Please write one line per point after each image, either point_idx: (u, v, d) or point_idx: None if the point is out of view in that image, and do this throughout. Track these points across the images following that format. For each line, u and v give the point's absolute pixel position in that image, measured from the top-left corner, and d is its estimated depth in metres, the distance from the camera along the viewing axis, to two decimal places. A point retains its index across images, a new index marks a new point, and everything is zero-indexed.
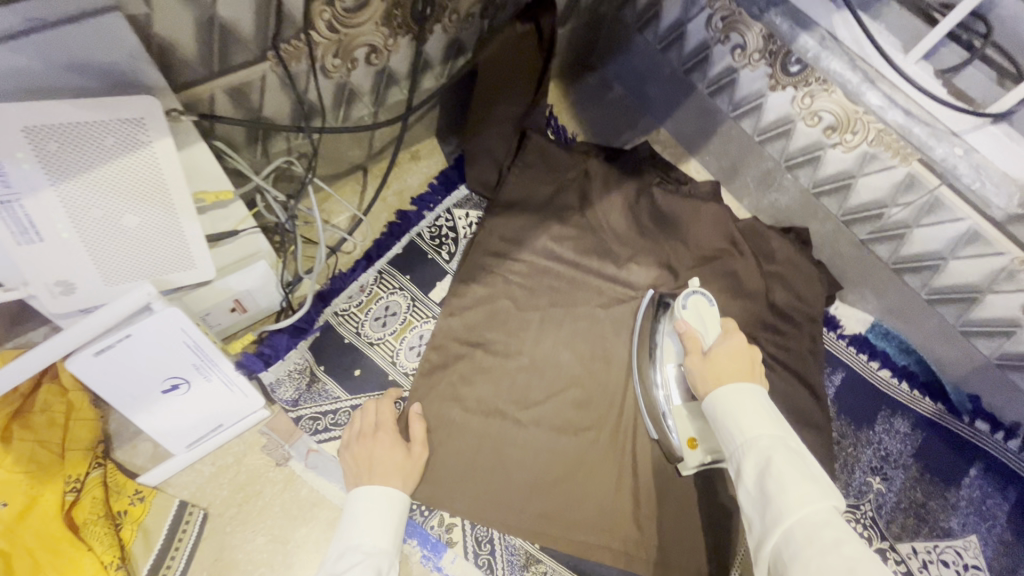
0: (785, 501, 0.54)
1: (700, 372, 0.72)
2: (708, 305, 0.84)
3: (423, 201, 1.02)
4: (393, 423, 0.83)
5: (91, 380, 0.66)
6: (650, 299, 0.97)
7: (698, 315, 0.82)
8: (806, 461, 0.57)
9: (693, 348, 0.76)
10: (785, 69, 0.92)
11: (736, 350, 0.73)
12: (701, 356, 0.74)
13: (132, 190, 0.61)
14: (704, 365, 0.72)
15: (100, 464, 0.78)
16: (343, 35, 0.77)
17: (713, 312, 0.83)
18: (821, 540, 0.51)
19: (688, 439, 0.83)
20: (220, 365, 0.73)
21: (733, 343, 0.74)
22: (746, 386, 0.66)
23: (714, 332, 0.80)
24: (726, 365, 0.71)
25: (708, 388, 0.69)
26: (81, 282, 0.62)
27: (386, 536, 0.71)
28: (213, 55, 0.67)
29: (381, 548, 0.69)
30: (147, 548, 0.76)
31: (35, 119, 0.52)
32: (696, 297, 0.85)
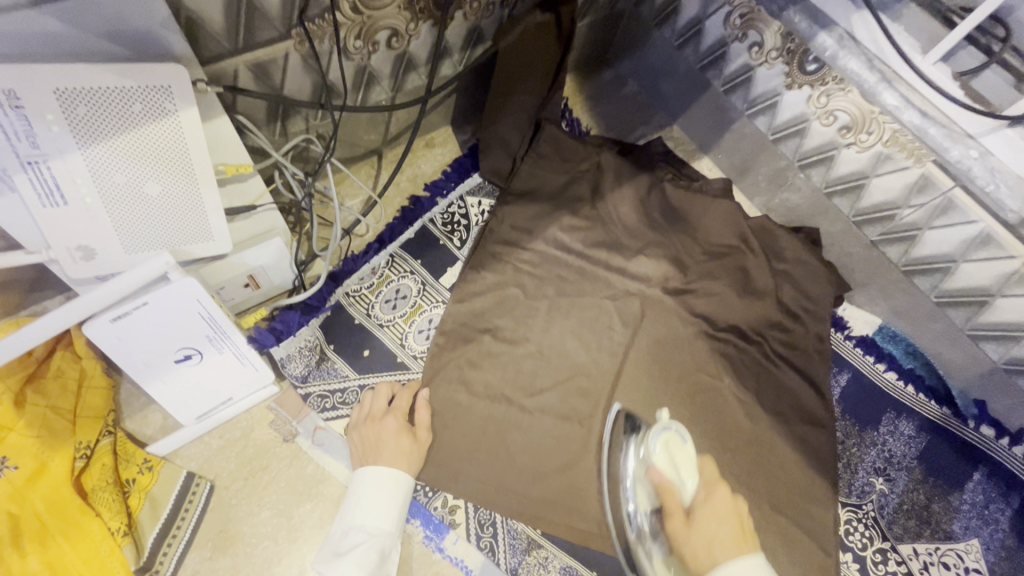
0: None
1: (688, 542, 0.66)
2: (681, 443, 0.76)
3: (436, 188, 1.02)
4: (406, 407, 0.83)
5: (107, 346, 0.67)
6: (617, 414, 0.87)
7: (671, 458, 0.73)
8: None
9: (673, 508, 0.69)
10: (802, 67, 0.92)
11: (721, 513, 0.68)
12: (686, 522, 0.68)
13: (154, 160, 0.61)
14: (693, 535, 0.66)
15: (110, 432, 0.79)
16: (366, 17, 0.78)
17: (688, 450, 0.75)
18: None
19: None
20: (232, 338, 0.74)
21: (717, 500, 0.70)
22: (750, 559, 0.63)
23: (692, 478, 0.72)
24: (715, 533, 0.66)
25: (704, 564, 0.64)
26: (101, 247, 0.63)
27: (387, 517, 0.72)
28: (238, 30, 0.68)
29: (382, 530, 0.71)
30: (154, 517, 0.76)
31: (66, 82, 0.53)
32: (666, 434, 0.76)
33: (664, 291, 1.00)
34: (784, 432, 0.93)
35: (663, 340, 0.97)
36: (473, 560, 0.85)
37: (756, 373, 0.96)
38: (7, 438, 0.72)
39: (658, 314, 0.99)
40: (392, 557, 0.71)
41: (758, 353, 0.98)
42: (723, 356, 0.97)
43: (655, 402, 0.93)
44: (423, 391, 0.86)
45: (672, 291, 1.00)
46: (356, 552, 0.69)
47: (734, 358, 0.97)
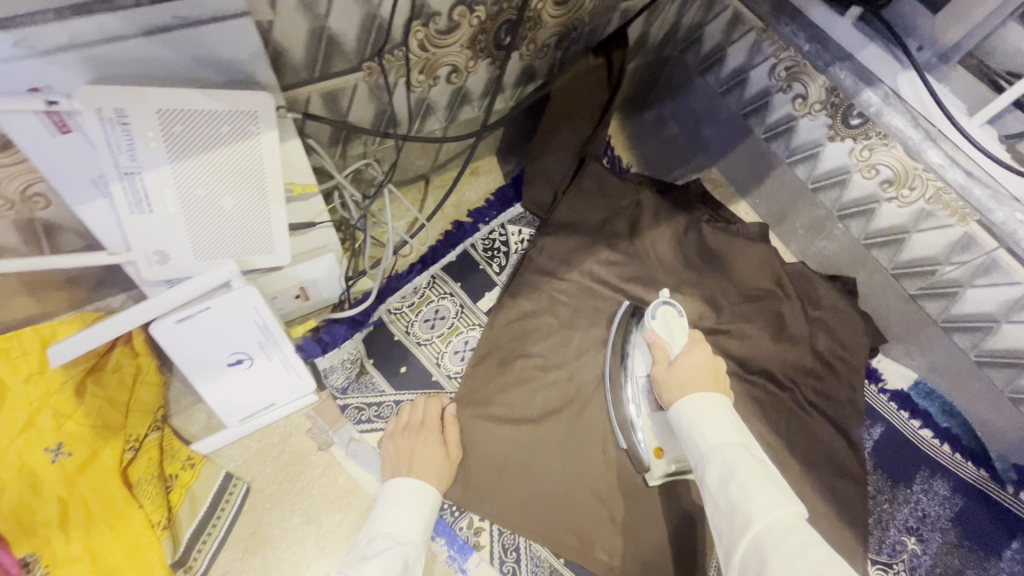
0: (752, 506, 0.56)
1: (666, 386, 0.76)
2: (677, 316, 0.86)
3: (479, 215, 1.06)
4: (436, 423, 0.85)
5: (169, 346, 0.71)
6: (626, 308, 0.97)
7: (667, 325, 0.85)
8: (768, 469, 0.60)
9: (660, 357, 0.81)
10: (845, 121, 0.94)
11: (698, 361, 0.77)
12: (667, 366, 0.79)
13: (234, 176, 0.66)
14: (669, 377, 0.76)
15: (157, 428, 0.83)
16: (430, 54, 0.83)
17: (682, 323, 0.86)
18: (787, 544, 0.53)
19: (655, 447, 0.85)
20: (282, 345, 0.78)
21: (698, 354, 0.78)
22: (711, 396, 0.70)
23: (681, 341, 0.83)
24: (689, 374, 0.75)
25: (674, 399, 0.73)
26: (175, 253, 0.68)
27: (414, 528, 0.73)
28: (316, 62, 0.74)
29: (408, 540, 0.71)
30: (192, 513, 0.79)
31: (166, 104, 0.58)
32: (665, 308, 0.87)
33: (697, 329, 1.01)
34: (814, 483, 0.93)
35: None
36: None
37: (787, 419, 0.97)
38: (63, 426, 0.77)
39: None
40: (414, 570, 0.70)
41: (790, 400, 0.98)
42: (753, 400, 0.98)
43: None
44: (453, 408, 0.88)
45: (705, 330, 1.01)
46: (382, 556, 0.68)
47: (765, 403, 0.98)
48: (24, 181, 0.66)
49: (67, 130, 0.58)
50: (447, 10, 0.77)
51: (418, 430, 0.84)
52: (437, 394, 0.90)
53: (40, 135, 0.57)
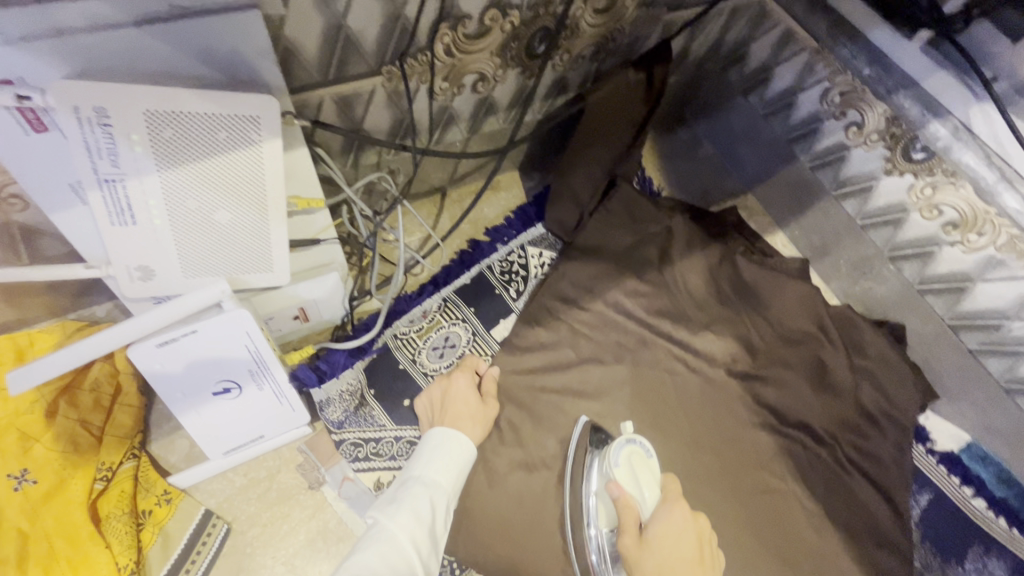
0: None
1: (643, 565, 0.65)
2: (644, 456, 0.75)
3: (497, 233, 0.98)
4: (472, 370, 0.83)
5: (148, 371, 0.64)
6: (584, 427, 0.82)
7: (633, 472, 0.72)
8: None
9: (629, 524, 0.68)
10: (907, 154, 0.86)
11: (678, 529, 0.67)
12: (641, 539, 0.66)
13: (230, 188, 0.58)
14: (648, 555, 0.65)
15: (134, 456, 0.75)
16: (457, 60, 0.76)
17: (650, 464, 0.74)
18: None
19: None
20: (275, 375, 0.70)
21: (674, 518, 0.68)
22: None
23: (650, 493, 0.71)
24: (671, 552, 0.65)
25: None
26: (160, 268, 0.61)
27: (445, 475, 0.67)
28: (331, 63, 0.67)
29: (437, 486, 0.65)
30: (165, 556, 0.72)
31: (156, 105, 0.50)
32: (630, 448, 0.74)
33: (729, 372, 0.93)
34: (853, 555, 0.84)
35: (724, 428, 0.90)
36: None
37: (824, 479, 0.88)
38: (30, 449, 0.70)
39: (721, 397, 0.92)
40: (442, 519, 0.63)
41: (829, 458, 0.89)
42: (789, 456, 0.89)
43: (703, 499, 0.86)
44: (492, 369, 0.84)
45: (737, 374, 0.93)
46: (413, 498, 0.61)
47: (800, 459, 0.89)
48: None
49: (42, 129, 0.51)
50: (478, 12, 0.70)
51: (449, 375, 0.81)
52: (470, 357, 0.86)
53: (12, 133, 0.50)
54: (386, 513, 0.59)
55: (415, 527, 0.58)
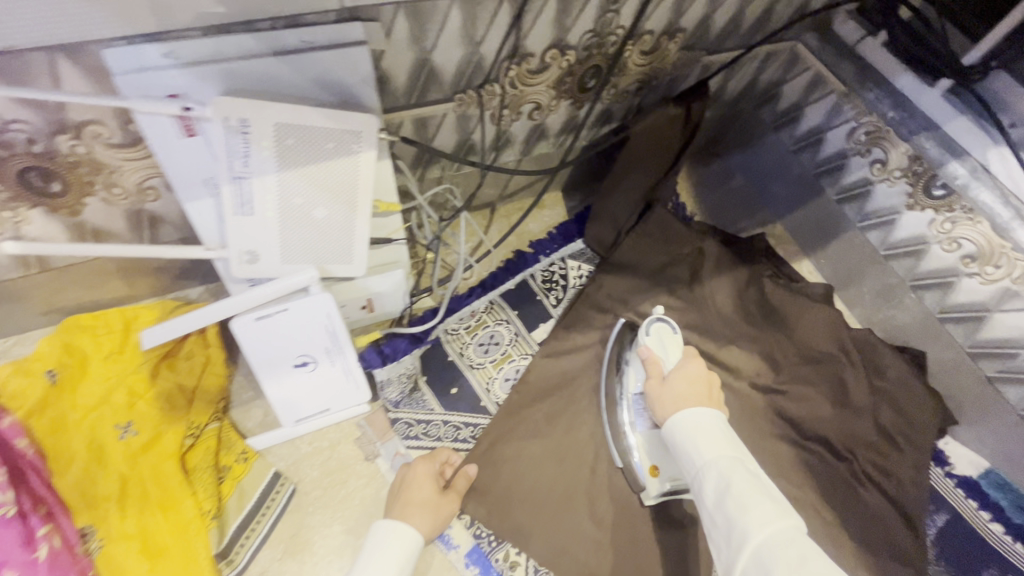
0: (747, 521, 0.56)
1: (658, 398, 0.74)
2: (673, 332, 0.85)
3: (541, 246, 1.08)
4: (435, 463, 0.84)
5: (245, 341, 0.75)
6: (622, 326, 0.94)
7: (660, 340, 0.84)
8: (762, 482, 0.60)
9: (653, 372, 0.79)
10: (927, 191, 0.92)
11: (693, 376, 0.75)
12: (661, 382, 0.76)
13: (329, 190, 0.70)
14: (662, 390, 0.74)
15: (217, 418, 0.85)
16: (518, 91, 0.87)
17: (677, 338, 0.84)
18: (788, 551, 0.53)
19: (650, 466, 0.85)
20: (346, 353, 0.80)
21: (691, 368, 0.76)
22: (707, 410, 0.68)
23: (675, 356, 0.81)
24: (684, 390, 0.73)
25: (667, 412, 0.72)
26: (265, 253, 0.72)
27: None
28: (415, 90, 0.79)
29: None
30: (240, 507, 0.81)
31: (284, 119, 0.62)
32: (659, 324, 0.86)
33: (752, 386, 0.99)
34: (868, 565, 0.88)
35: (745, 437, 0.96)
36: None
37: (841, 492, 0.93)
38: (135, 405, 0.82)
39: (744, 408, 0.98)
40: None
41: (846, 472, 0.93)
42: (806, 467, 0.95)
43: None
44: (468, 466, 0.85)
45: (760, 388, 0.99)
46: None
47: (817, 471, 0.94)
48: (141, 175, 0.71)
49: (192, 134, 0.63)
50: (541, 51, 0.81)
51: (412, 464, 0.84)
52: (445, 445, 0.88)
53: (169, 136, 0.63)
54: None
55: None
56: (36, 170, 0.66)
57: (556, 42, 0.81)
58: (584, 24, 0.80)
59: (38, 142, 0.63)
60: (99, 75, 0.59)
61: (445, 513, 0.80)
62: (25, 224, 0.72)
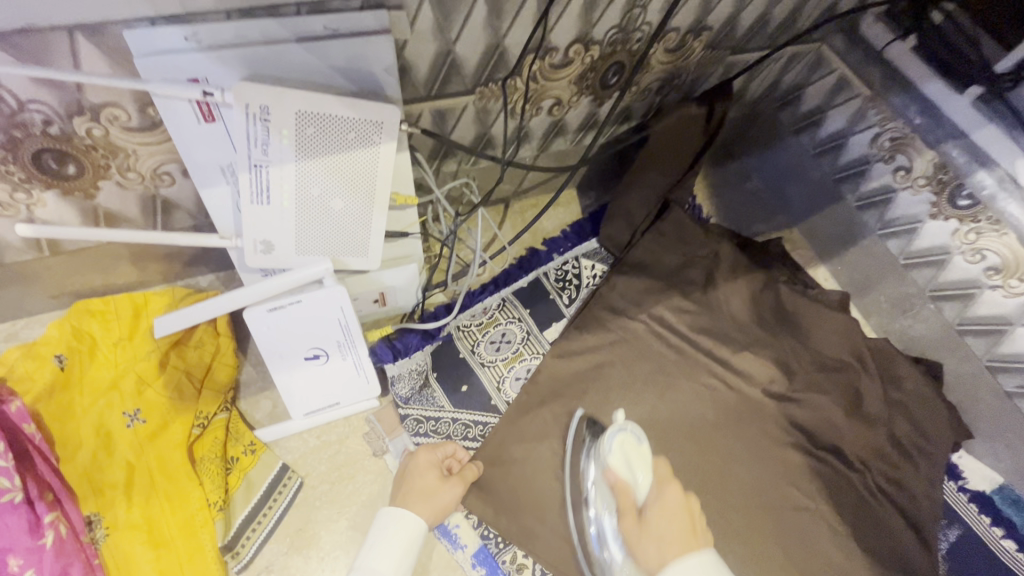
0: None
1: (641, 542, 0.65)
2: (638, 443, 0.77)
3: (554, 244, 1.06)
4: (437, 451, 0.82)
5: (257, 332, 0.74)
6: (582, 419, 0.89)
7: (625, 458, 0.74)
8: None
9: (626, 505, 0.69)
10: (952, 201, 0.91)
11: (672, 510, 0.66)
12: (637, 521, 0.67)
13: (348, 181, 0.68)
14: (644, 534, 0.65)
15: (226, 409, 0.84)
16: (540, 85, 0.85)
17: (643, 451, 0.75)
18: None
19: None
20: (358, 347, 0.79)
21: (667, 499, 0.67)
22: (699, 556, 0.60)
23: (647, 475, 0.71)
24: (666, 531, 0.64)
25: (654, 566, 0.62)
26: (279, 243, 0.71)
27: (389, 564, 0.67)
28: (436, 82, 0.77)
29: None
30: (247, 498, 0.80)
31: (305, 107, 0.61)
32: (622, 435, 0.77)
33: (766, 393, 0.97)
34: None
35: (758, 445, 0.95)
36: None
37: (853, 503, 0.91)
38: (144, 393, 0.81)
39: (756, 414, 0.96)
40: None
41: (859, 483, 0.92)
42: (820, 478, 0.93)
43: (734, 510, 0.91)
44: (473, 465, 0.84)
45: (774, 395, 0.97)
46: None
47: (831, 482, 0.92)
48: (156, 159, 0.70)
49: (211, 119, 0.62)
50: (565, 45, 0.80)
51: (411, 453, 0.81)
52: (449, 440, 0.86)
53: (188, 121, 0.61)
54: None
55: None
56: (52, 152, 0.65)
57: (581, 37, 0.80)
58: (611, 20, 0.79)
59: (55, 123, 0.62)
60: (119, 56, 0.58)
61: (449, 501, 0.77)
62: (38, 207, 0.71)
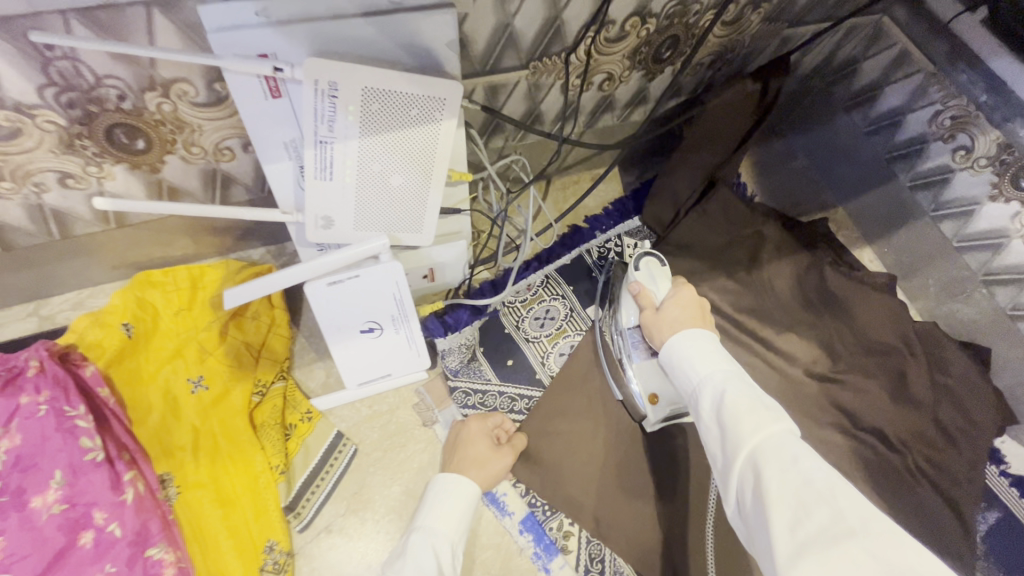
0: (741, 425, 0.55)
1: (654, 326, 0.72)
2: (661, 265, 0.83)
3: (596, 222, 1.05)
4: (485, 419, 0.86)
5: (315, 305, 0.76)
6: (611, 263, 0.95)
7: (650, 272, 0.81)
8: (758, 390, 0.58)
9: (647, 304, 0.77)
10: (1015, 183, 0.90)
11: (684, 302, 0.73)
12: (654, 312, 0.75)
13: (408, 156, 0.69)
14: (656, 320, 0.73)
15: (282, 377, 0.88)
16: (594, 60, 0.84)
17: (666, 270, 0.82)
18: (782, 454, 0.53)
19: (649, 394, 0.84)
20: (411, 321, 0.81)
21: (683, 296, 0.74)
22: (700, 331, 0.66)
23: (665, 287, 0.79)
24: (677, 316, 0.71)
25: (664, 338, 0.70)
26: (339, 219, 0.73)
27: (450, 523, 0.73)
28: (491, 57, 0.76)
29: (437, 533, 0.72)
30: (306, 463, 0.85)
31: (372, 83, 0.61)
32: (648, 258, 0.83)
33: (807, 373, 0.98)
34: None
35: (800, 424, 0.96)
36: None
37: (894, 484, 0.92)
38: (206, 361, 0.84)
39: (796, 394, 0.97)
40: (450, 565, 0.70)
41: (899, 464, 0.93)
42: (857, 456, 0.94)
43: None
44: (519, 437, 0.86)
45: (816, 375, 0.98)
46: (416, 552, 0.69)
47: (870, 462, 0.94)
48: (221, 134, 0.71)
49: (278, 95, 0.63)
50: (622, 19, 0.78)
51: (463, 419, 0.86)
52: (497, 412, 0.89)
53: (256, 97, 0.62)
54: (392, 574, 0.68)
55: None
56: (123, 127, 0.66)
57: (639, 10, 0.78)
58: None
59: (128, 98, 0.63)
60: (192, 30, 0.58)
61: (500, 466, 0.82)
62: (107, 179, 0.73)
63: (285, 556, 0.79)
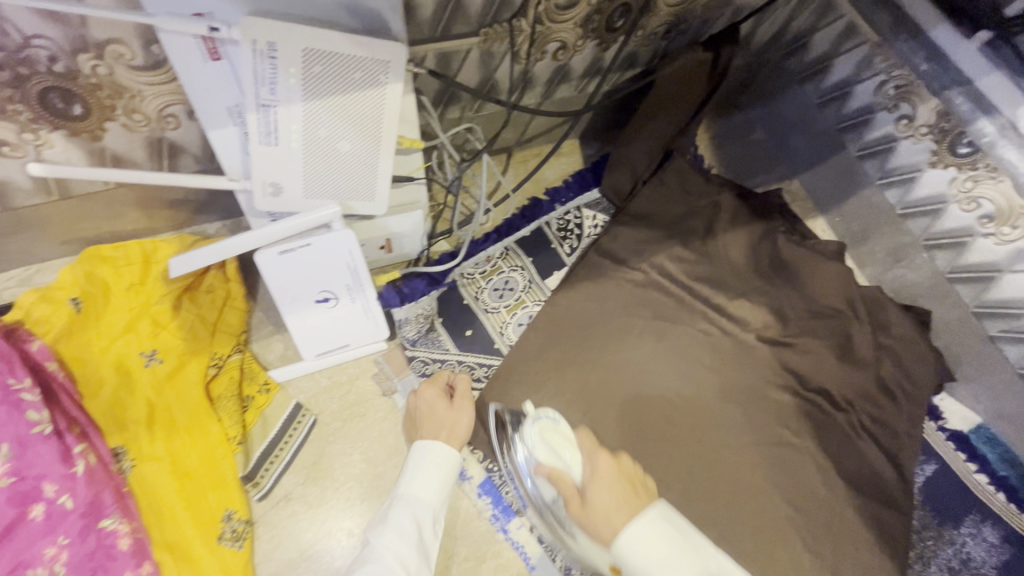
0: None
1: (590, 523, 0.61)
2: (556, 424, 0.71)
3: (555, 194, 1.06)
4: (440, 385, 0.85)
5: (267, 275, 0.76)
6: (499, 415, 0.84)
7: (549, 445, 0.69)
8: None
9: (568, 493, 0.65)
10: (952, 149, 0.90)
11: (609, 478, 0.63)
12: (580, 501, 0.63)
13: (355, 122, 0.68)
14: (589, 515, 0.61)
15: (240, 349, 0.88)
16: (546, 28, 0.84)
17: (564, 430, 0.70)
18: None
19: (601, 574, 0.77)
20: (367, 291, 0.82)
21: (604, 471, 0.64)
22: (647, 518, 0.58)
23: (575, 455, 0.67)
24: (610, 502, 0.61)
25: (608, 538, 0.59)
26: (289, 186, 0.72)
27: (434, 492, 0.73)
28: (441, 22, 0.76)
29: (423, 502, 0.72)
30: (264, 434, 0.85)
31: (313, 44, 0.60)
32: (540, 423, 0.71)
33: (758, 338, 1.00)
34: (863, 510, 0.92)
35: (752, 388, 0.98)
36: (533, 549, 0.88)
37: (840, 442, 0.96)
38: (160, 335, 0.83)
39: (750, 359, 1.00)
40: (431, 532, 0.71)
41: (844, 423, 0.97)
42: (804, 415, 0.97)
43: (727, 445, 0.96)
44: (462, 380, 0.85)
45: (767, 340, 1.00)
46: (399, 518, 0.70)
47: (816, 423, 0.97)
48: (162, 99, 0.69)
49: (217, 58, 0.62)
50: None
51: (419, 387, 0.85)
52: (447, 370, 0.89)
53: (194, 59, 0.61)
54: (375, 535, 0.69)
55: (402, 546, 0.67)
56: (58, 91, 0.64)
57: None
58: None
59: (60, 60, 0.61)
60: None
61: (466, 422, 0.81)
62: (45, 147, 0.71)
63: (243, 525, 0.80)
